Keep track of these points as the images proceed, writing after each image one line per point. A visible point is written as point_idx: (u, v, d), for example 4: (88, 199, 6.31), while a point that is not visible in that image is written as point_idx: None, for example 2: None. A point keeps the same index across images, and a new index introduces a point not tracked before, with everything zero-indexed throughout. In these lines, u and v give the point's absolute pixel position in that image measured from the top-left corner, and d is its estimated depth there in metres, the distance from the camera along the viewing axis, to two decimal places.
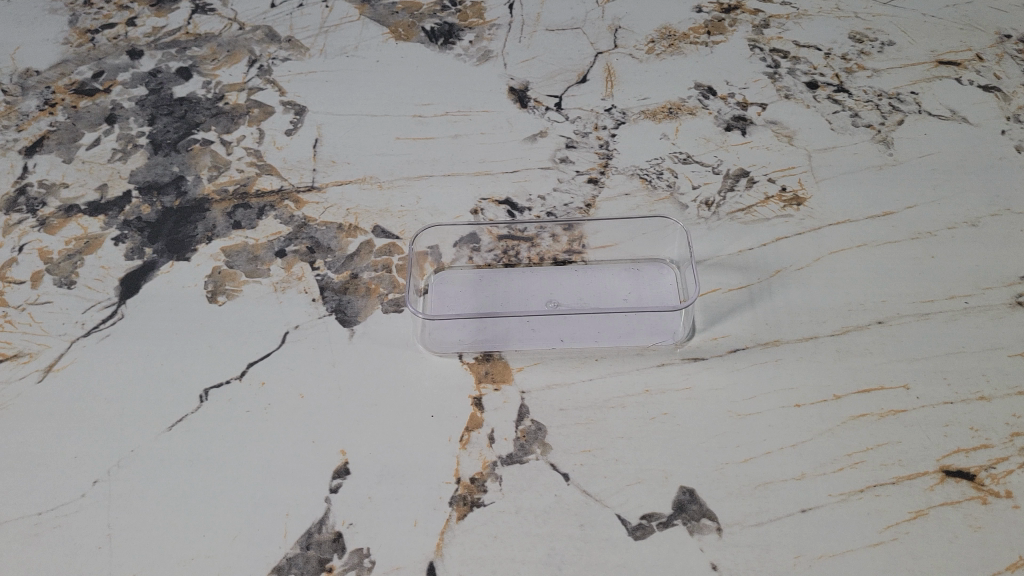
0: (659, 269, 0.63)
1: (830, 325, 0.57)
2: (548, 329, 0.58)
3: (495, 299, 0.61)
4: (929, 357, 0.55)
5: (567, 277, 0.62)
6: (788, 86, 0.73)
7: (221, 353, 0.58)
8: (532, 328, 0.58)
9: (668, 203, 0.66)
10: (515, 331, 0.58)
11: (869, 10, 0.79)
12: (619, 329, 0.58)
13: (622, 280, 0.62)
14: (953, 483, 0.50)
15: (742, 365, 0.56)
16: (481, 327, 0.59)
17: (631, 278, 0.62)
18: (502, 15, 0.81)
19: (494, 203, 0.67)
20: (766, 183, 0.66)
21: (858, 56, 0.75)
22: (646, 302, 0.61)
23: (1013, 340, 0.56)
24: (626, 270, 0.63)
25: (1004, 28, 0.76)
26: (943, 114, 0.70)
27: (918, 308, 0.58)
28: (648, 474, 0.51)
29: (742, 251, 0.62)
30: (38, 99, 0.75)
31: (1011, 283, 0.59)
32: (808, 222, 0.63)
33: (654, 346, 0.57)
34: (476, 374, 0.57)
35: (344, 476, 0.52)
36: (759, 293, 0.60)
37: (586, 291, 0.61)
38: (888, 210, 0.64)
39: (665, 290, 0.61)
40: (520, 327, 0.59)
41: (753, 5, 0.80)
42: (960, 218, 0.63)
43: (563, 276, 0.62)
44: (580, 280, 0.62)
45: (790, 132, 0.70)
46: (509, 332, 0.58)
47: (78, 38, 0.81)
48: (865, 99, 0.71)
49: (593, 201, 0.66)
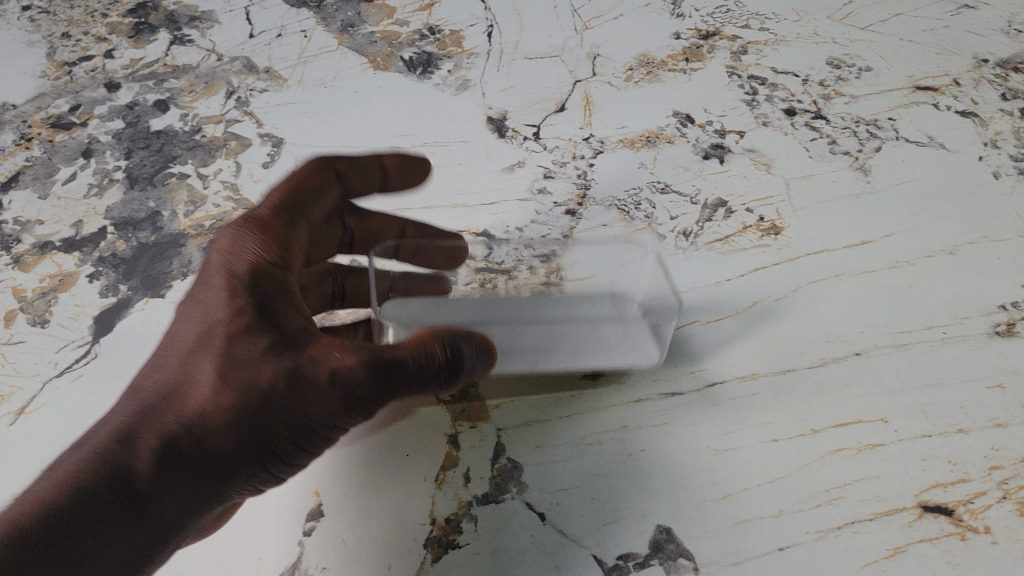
0: (633, 287, 0.62)
1: (807, 358, 0.57)
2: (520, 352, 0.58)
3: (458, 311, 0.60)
4: (908, 391, 0.55)
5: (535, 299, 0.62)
6: (766, 113, 0.73)
7: None
8: (512, 336, 0.58)
9: (646, 234, 0.65)
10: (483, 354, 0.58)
11: (846, 35, 0.79)
12: (603, 343, 0.58)
13: (603, 302, 0.61)
14: (931, 518, 0.49)
15: (719, 400, 0.55)
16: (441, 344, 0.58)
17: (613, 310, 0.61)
18: (480, 43, 0.81)
19: (471, 235, 0.66)
20: (744, 212, 0.66)
21: (836, 82, 0.75)
22: (631, 321, 0.60)
23: (991, 370, 0.55)
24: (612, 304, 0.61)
25: (982, 52, 0.76)
26: (921, 140, 0.70)
27: (896, 339, 0.57)
28: (624, 513, 0.51)
29: (719, 282, 0.62)
30: (15, 133, 0.75)
31: (989, 313, 0.58)
32: (786, 252, 0.63)
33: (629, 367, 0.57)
34: (452, 412, 0.56)
35: (318, 519, 0.52)
36: (735, 325, 0.59)
37: (569, 306, 0.61)
38: (866, 239, 0.63)
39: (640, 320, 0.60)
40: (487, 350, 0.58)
41: (731, 31, 0.80)
42: (938, 247, 0.62)
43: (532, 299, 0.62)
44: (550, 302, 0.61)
45: (768, 160, 0.69)
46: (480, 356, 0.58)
47: (56, 71, 0.81)
48: (842, 126, 0.71)
49: (570, 232, 0.66)
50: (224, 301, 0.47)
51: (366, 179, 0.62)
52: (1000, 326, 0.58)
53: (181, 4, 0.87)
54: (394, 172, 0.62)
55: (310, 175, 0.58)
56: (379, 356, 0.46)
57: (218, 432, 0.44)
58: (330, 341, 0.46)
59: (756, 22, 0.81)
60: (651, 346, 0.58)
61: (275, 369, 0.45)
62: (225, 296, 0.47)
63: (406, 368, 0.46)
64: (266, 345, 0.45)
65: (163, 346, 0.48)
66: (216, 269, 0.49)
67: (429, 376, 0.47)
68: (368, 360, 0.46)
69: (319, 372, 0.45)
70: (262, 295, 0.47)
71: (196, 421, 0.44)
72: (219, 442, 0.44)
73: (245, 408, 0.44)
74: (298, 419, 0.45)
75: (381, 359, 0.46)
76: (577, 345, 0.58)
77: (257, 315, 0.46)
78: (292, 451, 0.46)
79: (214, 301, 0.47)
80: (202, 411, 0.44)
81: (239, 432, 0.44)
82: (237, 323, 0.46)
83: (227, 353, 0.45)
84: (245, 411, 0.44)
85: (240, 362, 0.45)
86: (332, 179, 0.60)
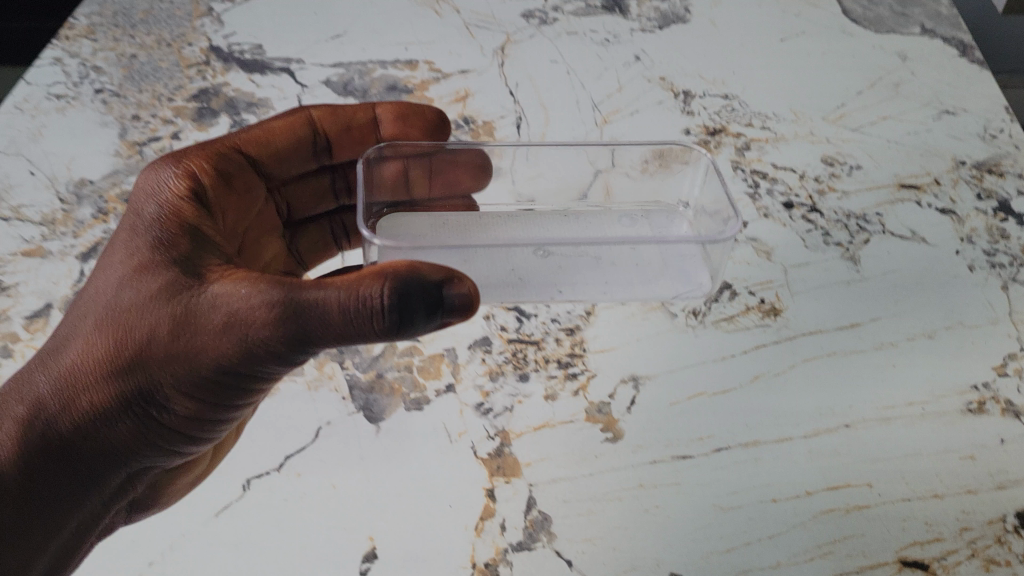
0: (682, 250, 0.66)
1: (802, 428, 0.65)
2: (583, 283, 0.65)
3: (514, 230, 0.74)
4: (890, 459, 0.63)
5: (571, 218, 0.76)
6: (767, 205, 0.82)
7: (262, 447, 0.65)
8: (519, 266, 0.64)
9: (659, 312, 0.73)
10: (546, 288, 0.65)
11: (839, 135, 0.88)
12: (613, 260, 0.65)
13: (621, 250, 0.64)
14: (908, 572, 0.57)
15: (725, 463, 0.63)
16: (501, 277, 0.64)
17: (641, 221, 0.77)
18: (510, 133, 0.90)
19: (504, 309, 0.74)
20: (747, 295, 0.74)
21: (829, 179, 0.84)
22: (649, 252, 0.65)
23: (964, 444, 0.63)
24: (641, 215, 0.77)
25: (960, 155, 0.86)
26: (904, 234, 0.78)
27: (881, 413, 0.65)
28: (641, 562, 0.59)
29: (724, 357, 0.70)
30: (93, 207, 0.84)
31: (963, 392, 0.66)
32: (784, 332, 0.71)
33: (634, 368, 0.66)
34: (489, 467, 0.64)
35: (372, 560, 0.59)
36: (739, 396, 0.67)
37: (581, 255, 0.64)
38: (855, 321, 0.71)
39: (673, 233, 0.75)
40: (550, 283, 0.65)
41: (736, 129, 0.89)
42: (919, 330, 0.70)
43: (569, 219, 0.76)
44: (582, 219, 0.76)
45: (769, 248, 0.78)
46: (543, 290, 0.65)
47: (128, 151, 0.90)
48: (835, 219, 0.80)
49: (593, 308, 0.74)
50: (137, 252, 0.54)
51: (360, 125, 0.74)
52: (973, 404, 0.66)
53: (239, 90, 0.96)
54: (404, 118, 0.74)
55: (290, 124, 0.71)
56: (281, 297, 0.50)
57: (126, 365, 0.53)
58: (225, 284, 0.52)
59: (759, 120, 0.90)
60: (702, 276, 0.67)
61: (168, 311, 0.52)
62: (137, 245, 0.55)
63: (305, 311, 0.49)
64: (162, 290, 0.52)
65: (92, 294, 0.55)
66: (133, 221, 0.57)
67: (351, 319, 0.49)
68: (266, 301, 0.50)
69: (215, 316, 0.51)
70: (168, 241, 0.54)
71: (104, 357, 0.53)
72: (126, 374, 0.53)
73: (146, 346, 0.52)
74: (196, 355, 0.52)
75: (278, 301, 0.50)
76: (635, 271, 0.66)
77: (160, 259, 0.53)
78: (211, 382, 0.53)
79: (127, 247, 0.55)
80: (114, 347, 0.53)
81: (147, 365, 0.53)
82: (145, 272, 0.53)
83: (130, 297, 0.53)
84: (158, 346, 0.52)
85: (139, 307, 0.52)
86: (324, 129, 0.73)
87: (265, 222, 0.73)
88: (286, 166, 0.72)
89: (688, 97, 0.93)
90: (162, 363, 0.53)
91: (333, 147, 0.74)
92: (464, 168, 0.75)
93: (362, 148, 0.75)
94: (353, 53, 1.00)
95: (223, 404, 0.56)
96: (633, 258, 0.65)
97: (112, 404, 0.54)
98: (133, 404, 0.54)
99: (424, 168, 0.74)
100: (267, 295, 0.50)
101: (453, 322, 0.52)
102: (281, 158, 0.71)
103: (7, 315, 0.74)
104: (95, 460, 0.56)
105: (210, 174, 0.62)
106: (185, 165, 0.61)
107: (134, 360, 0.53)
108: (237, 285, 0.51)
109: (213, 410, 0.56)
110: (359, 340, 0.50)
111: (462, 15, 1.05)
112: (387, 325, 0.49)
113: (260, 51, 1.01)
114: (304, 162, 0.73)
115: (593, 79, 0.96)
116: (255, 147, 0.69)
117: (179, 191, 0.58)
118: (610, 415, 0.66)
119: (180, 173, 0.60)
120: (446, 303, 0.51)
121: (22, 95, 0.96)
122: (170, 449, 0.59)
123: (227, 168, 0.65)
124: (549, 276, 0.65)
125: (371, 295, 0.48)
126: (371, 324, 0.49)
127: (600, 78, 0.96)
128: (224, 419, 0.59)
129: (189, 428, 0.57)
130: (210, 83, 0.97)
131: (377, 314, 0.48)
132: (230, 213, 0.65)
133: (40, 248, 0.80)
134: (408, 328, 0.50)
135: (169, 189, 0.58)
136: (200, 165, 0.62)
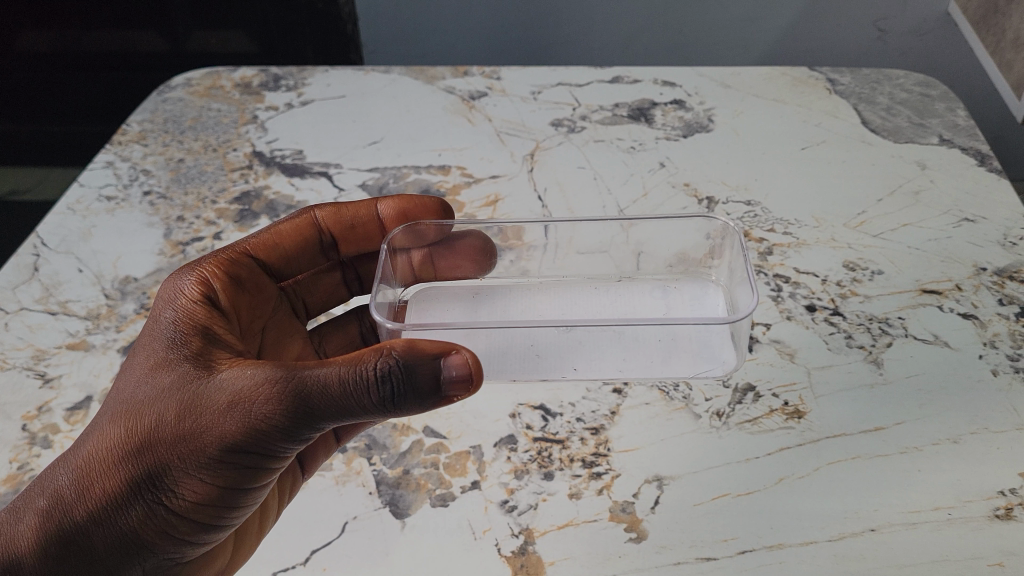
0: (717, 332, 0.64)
1: (827, 531, 0.65)
2: (598, 359, 0.66)
3: (528, 310, 0.73)
4: (916, 564, 0.62)
5: (601, 290, 0.75)
6: (790, 308, 0.83)
7: (291, 541, 0.66)
8: (537, 355, 0.65)
9: (683, 413, 0.74)
10: (560, 363, 0.66)
11: (860, 241, 0.90)
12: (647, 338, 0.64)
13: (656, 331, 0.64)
14: None
15: (749, 566, 0.63)
16: (518, 351, 0.65)
17: (676, 291, 0.74)
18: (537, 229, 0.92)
19: (530, 408, 0.75)
20: (770, 397, 0.75)
21: (851, 283, 0.85)
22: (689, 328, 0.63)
23: (992, 550, 0.63)
24: (673, 286, 0.75)
25: (981, 261, 0.87)
26: (927, 337, 0.79)
27: (907, 517, 0.65)
28: None
29: (748, 459, 0.70)
30: (135, 303, 0.87)
31: (990, 497, 0.66)
32: (808, 434, 0.71)
33: (695, 378, 0.67)
34: (513, 566, 0.64)
35: None
36: (762, 498, 0.67)
37: (597, 336, 0.65)
38: (880, 425, 0.72)
39: (711, 306, 0.72)
40: (564, 359, 0.66)
41: (759, 234, 0.92)
42: (944, 434, 0.70)
43: (596, 291, 0.75)
44: (613, 291, 0.75)
45: (792, 350, 0.79)
46: (557, 364, 0.66)
47: (171, 250, 0.94)
48: (857, 322, 0.81)
49: (617, 408, 0.75)
50: (152, 351, 0.58)
51: (363, 223, 0.77)
52: (1000, 510, 0.65)
53: (279, 193, 1.00)
54: (407, 216, 0.76)
55: (298, 227, 0.75)
56: (285, 378, 0.53)
57: (138, 450, 0.56)
58: (234, 369, 0.55)
59: (782, 226, 0.93)
60: (727, 353, 0.66)
61: (179, 397, 0.55)
62: (153, 343, 0.59)
63: (309, 388, 0.53)
64: (175, 379, 0.56)
65: (110, 393, 0.59)
66: (151, 322, 0.61)
67: (351, 392, 0.52)
68: (272, 380, 0.53)
69: (225, 399, 0.54)
70: (182, 338, 0.58)
71: (117, 444, 0.56)
72: (138, 459, 0.56)
73: (157, 431, 0.55)
74: (205, 438, 0.55)
75: (281, 378, 0.53)
76: (659, 351, 0.65)
77: (173, 354, 0.57)
78: (224, 463, 0.56)
79: (144, 348, 0.59)
80: (127, 438, 0.56)
81: (158, 450, 0.55)
82: (160, 369, 0.57)
83: (145, 390, 0.56)
84: (170, 435, 0.55)
85: (153, 397, 0.56)
86: (329, 228, 0.76)
87: (284, 320, 0.76)
88: (294, 266, 0.76)
89: (711, 203, 0.96)
90: (172, 446, 0.55)
91: (338, 244, 0.78)
92: (478, 255, 0.76)
93: (367, 244, 0.78)
94: (389, 158, 1.05)
95: (233, 492, 0.58)
96: (659, 336, 0.64)
97: (124, 490, 0.56)
98: (144, 489, 0.57)
99: (438, 232, 0.75)
100: (272, 377, 0.53)
101: (454, 398, 0.54)
102: (289, 258, 0.75)
103: (50, 406, 0.76)
104: (105, 550, 0.58)
105: (223, 277, 0.66)
106: (199, 269, 0.66)
107: (146, 445, 0.56)
108: (245, 368, 0.55)
109: (222, 497, 0.58)
110: (358, 411, 0.53)
111: (493, 123, 1.10)
112: (386, 393, 0.52)
113: (301, 156, 1.06)
114: (312, 261, 0.77)
115: (618, 184, 0.99)
116: (263, 252, 0.73)
117: (193, 295, 0.62)
118: (634, 514, 0.67)
119: (194, 278, 0.64)
120: (445, 375, 0.53)
121: (76, 197, 1.02)
122: (182, 539, 0.60)
123: (240, 273, 0.69)
124: (565, 352, 0.66)
125: (368, 367, 0.52)
126: (370, 394, 0.52)
127: (626, 184, 0.99)
128: (235, 507, 0.60)
129: (198, 517, 0.59)
130: (252, 186, 1.02)
131: (375, 383, 0.52)
132: (245, 313, 0.69)
133: (82, 342, 0.83)
134: (407, 401, 0.53)
135: (184, 293, 0.62)
136: (213, 269, 0.66)
